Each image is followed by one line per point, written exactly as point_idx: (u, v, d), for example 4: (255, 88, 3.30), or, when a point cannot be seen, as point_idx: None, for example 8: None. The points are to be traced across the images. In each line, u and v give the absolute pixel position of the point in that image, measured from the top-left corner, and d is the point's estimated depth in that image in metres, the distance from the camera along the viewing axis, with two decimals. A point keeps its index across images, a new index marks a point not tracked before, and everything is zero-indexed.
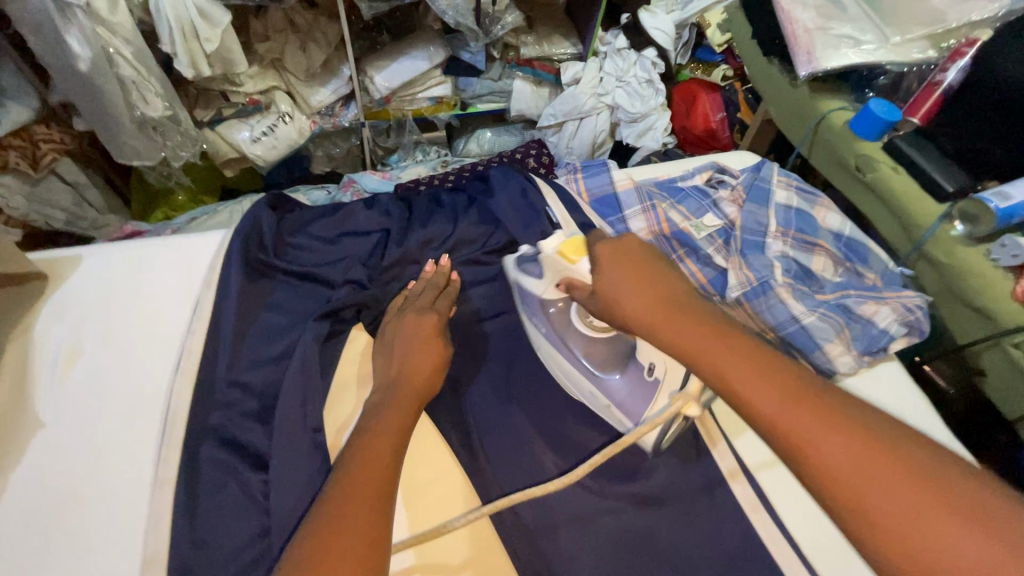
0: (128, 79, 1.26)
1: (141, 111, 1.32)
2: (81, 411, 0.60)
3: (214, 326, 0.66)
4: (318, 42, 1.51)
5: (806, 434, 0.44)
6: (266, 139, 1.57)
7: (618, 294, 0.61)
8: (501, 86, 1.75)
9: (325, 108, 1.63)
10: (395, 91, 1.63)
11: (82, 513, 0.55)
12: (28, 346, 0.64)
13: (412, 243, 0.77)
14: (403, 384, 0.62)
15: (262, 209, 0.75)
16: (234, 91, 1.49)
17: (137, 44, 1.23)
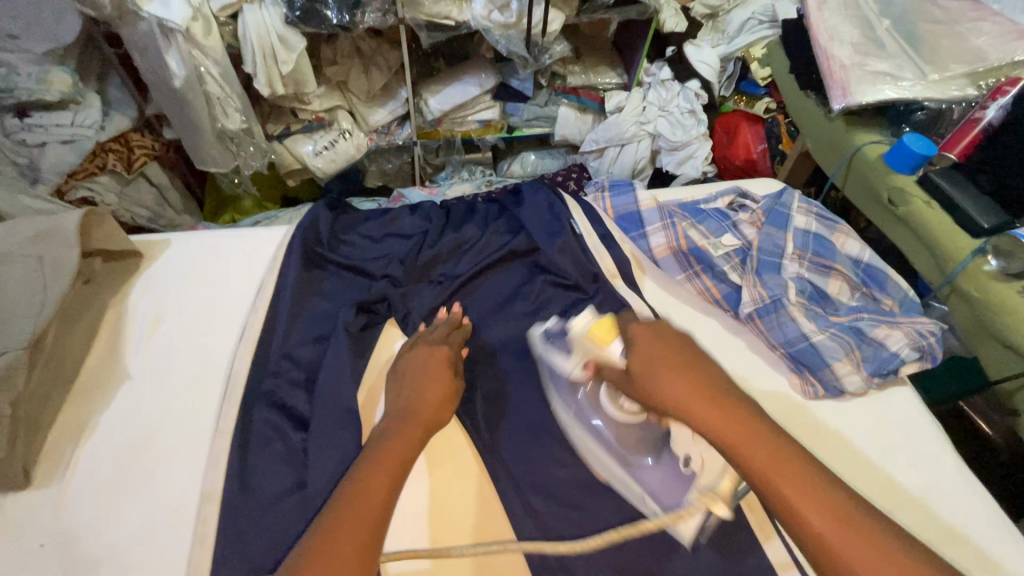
0: (212, 95, 1.45)
1: (221, 124, 1.50)
2: (159, 369, 0.69)
3: (272, 306, 0.74)
4: (379, 68, 1.66)
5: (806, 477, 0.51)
6: (327, 153, 1.72)
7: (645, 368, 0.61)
8: (547, 112, 1.85)
9: (383, 127, 1.78)
10: (446, 114, 1.76)
11: (153, 456, 0.63)
12: (123, 311, 0.74)
13: (444, 244, 0.82)
14: (417, 409, 0.63)
15: (321, 207, 0.83)
16: (302, 108, 1.65)
17: (224, 65, 1.41)
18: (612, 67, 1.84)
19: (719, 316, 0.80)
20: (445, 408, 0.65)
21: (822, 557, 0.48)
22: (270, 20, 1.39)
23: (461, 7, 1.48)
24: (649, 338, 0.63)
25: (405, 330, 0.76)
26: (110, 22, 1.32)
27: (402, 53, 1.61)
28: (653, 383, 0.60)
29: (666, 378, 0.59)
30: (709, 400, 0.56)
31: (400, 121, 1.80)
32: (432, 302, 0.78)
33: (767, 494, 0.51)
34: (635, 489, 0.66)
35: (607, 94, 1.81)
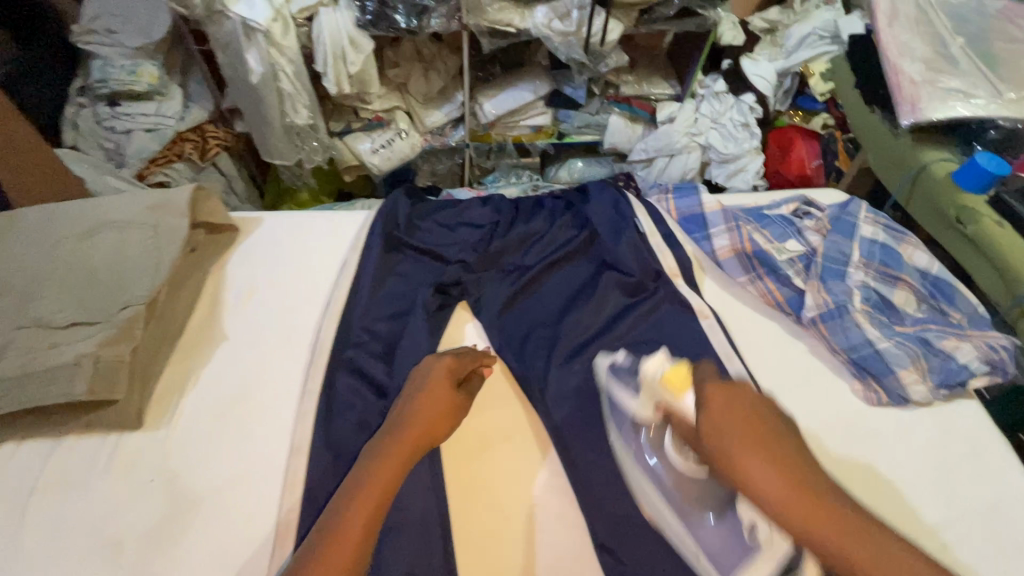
0: (285, 92, 1.54)
1: (290, 119, 1.59)
2: (253, 333, 0.75)
3: (354, 283, 0.79)
4: (438, 71, 1.73)
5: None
6: (383, 151, 1.79)
7: (722, 442, 0.54)
8: (598, 120, 1.86)
9: (436, 128, 1.84)
10: (500, 118, 1.82)
11: (247, 410, 0.69)
12: (221, 278, 0.81)
13: (513, 235, 0.86)
14: (405, 431, 0.60)
15: (400, 196, 0.88)
16: (364, 107, 1.74)
17: (298, 64, 1.51)
18: (666, 78, 1.87)
19: (781, 319, 0.81)
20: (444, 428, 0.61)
21: None
22: (343, 23, 1.47)
23: (523, 15, 1.53)
24: (726, 402, 0.56)
25: (476, 313, 0.80)
26: (200, 22, 1.44)
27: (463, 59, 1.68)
28: (728, 459, 0.53)
29: (746, 456, 0.52)
30: (788, 480, 0.51)
31: (455, 123, 1.86)
32: (502, 289, 0.81)
33: None
34: (690, 547, 0.62)
35: (659, 104, 1.84)
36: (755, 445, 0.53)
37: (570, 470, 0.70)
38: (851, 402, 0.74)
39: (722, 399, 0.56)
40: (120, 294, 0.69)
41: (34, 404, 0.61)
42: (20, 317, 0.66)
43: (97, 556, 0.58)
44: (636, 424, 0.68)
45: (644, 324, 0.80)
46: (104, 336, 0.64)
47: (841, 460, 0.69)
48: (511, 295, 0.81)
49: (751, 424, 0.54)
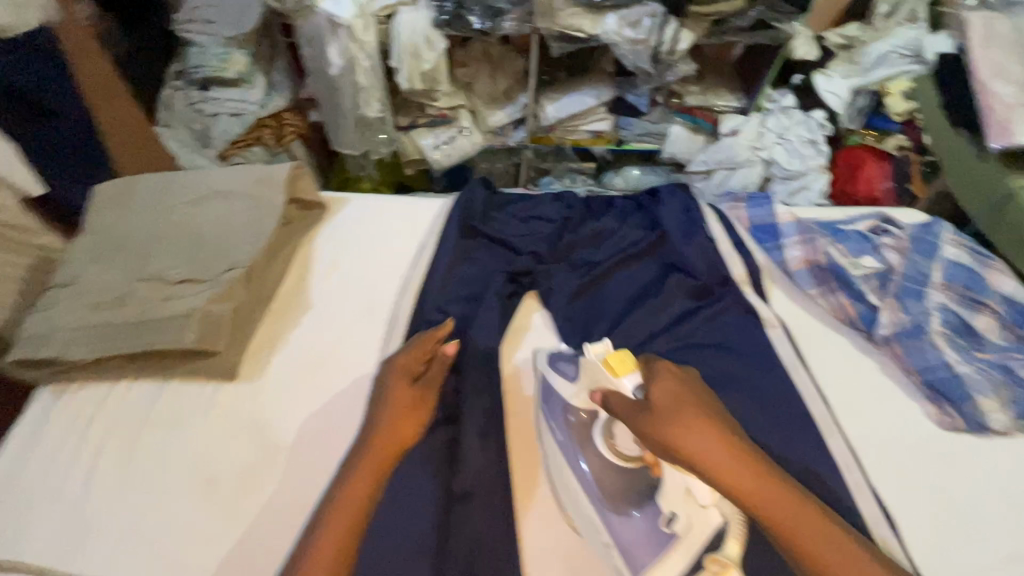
0: (360, 85, 1.61)
1: (362, 111, 1.67)
2: (336, 303, 0.81)
3: (431, 264, 0.83)
4: (505, 73, 1.81)
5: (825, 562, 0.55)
6: (445, 147, 1.83)
7: (671, 423, 0.58)
8: (659, 129, 1.86)
9: (498, 128, 1.87)
10: (561, 122, 1.83)
11: (329, 372, 0.74)
12: (310, 251, 0.87)
13: (585, 231, 0.89)
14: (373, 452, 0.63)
15: (478, 187, 0.92)
16: (431, 104, 1.79)
17: (375, 59, 1.58)
18: (732, 90, 1.84)
19: (853, 335, 0.81)
20: (410, 432, 0.65)
21: None
22: (421, 21, 1.53)
23: (594, 21, 1.55)
24: (670, 386, 0.61)
25: (544, 303, 0.83)
26: (290, 15, 1.53)
27: (531, 61, 1.71)
28: (672, 436, 0.57)
29: (690, 432, 0.58)
30: (728, 450, 0.58)
31: (516, 124, 1.89)
32: (571, 282, 0.83)
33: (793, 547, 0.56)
34: (603, 539, 0.64)
35: (722, 116, 1.83)
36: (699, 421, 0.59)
37: None
38: (925, 423, 0.72)
39: (667, 382, 0.62)
40: (226, 256, 0.75)
41: (149, 347, 0.68)
42: (140, 271, 0.73)
43: (196, 489, 0.65)
44: (566, 410, 0.70)
45: (711, 328, 0.80)
46: (214, 292, 0.71)
47: (910, 480, 0.68)
48: (579, 289, 0.83)
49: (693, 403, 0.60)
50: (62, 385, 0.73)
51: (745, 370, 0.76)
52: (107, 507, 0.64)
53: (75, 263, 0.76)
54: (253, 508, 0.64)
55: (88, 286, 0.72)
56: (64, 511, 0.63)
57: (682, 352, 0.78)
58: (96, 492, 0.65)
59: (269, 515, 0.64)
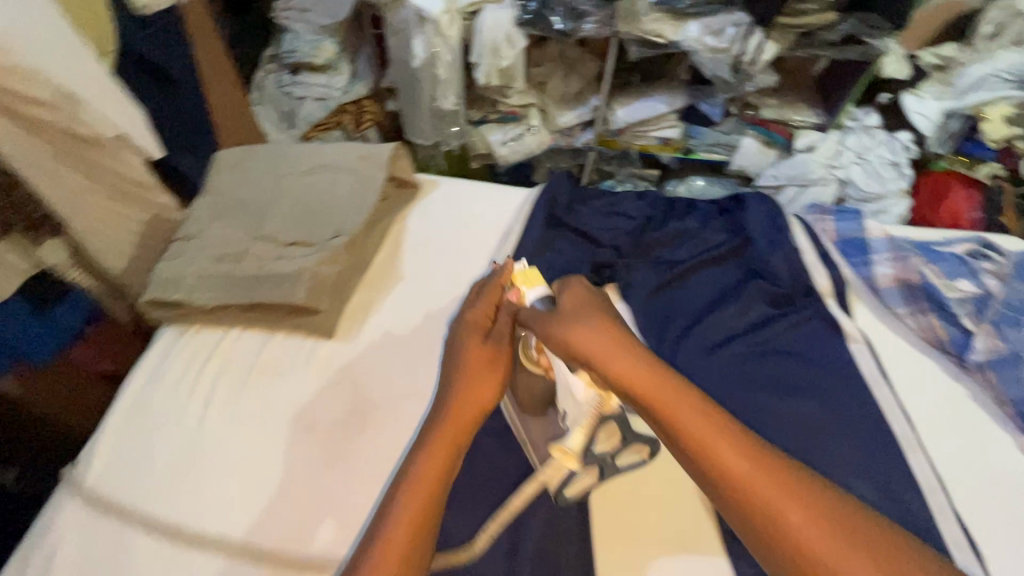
0: (439, 78, 1.66)
1: (438, 103, 1.72)
2: (427, 277, 0.87)
3: (515, 250, 0.87)
4: (579, 74, 1.82)
5: (729, 465, 0.52)
6: (512, 143, 1.87)
7: (570, 328, 0.62)
8: (729, 140, 1.84)
9: (565, 129, 1.89)
10: (629, 127, 1.84)
11: (417, 340, 0.82)
12: (403, 227, 0.93)
13: (667, 231, 0.90)
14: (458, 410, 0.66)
15: (563, 180, 0.95)
16: (503, 101, 1.83)
17: (456, 53, 1.62)
18: (811, 106, 1.81)
19: (943, 359, 0.80)
20: (493, 397, 0.69)
21: (784, 542, 0.48)
22: (504, 19, 1.57)
23: (676, 27, 1.55)
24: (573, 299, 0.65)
25: (622, 296, 0.84)
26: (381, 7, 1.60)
27: (607, 65, 1.71)
28: (570, 338, 0.61)
29: (584, 332, 0.61)
30: (625, 352, 0.59)
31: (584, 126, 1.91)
32: (652, 279, 0.85)
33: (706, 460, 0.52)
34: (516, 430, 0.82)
35: (797, 131, 1.78)
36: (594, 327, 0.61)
37: None
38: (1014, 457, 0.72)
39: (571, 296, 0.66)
40: (332, 225, 0.83)
41: (263, 301, 0.77)
42: (257, 231, 0.82)
43: (296, 433, 0.75)
44: None
45: (790, 337, 0.81)
46: (323, 256, 0.79)
47: (997, 512, 0.68)
48: (659, 286, 0.85)
49: (594, 313, 0.63)
50: (183, 326, 0.84)
51: (824, 382, 0.77)
52: (220, 434, 0.75)
53: (200, 218, 0.85)
54: (346, 453, 0.74)
55: (212, 240, 0.81)
56: (184, 434, 0.75)
57: (760, 358, 0.79)
58: (212, 424, 0.76)
59: (359, 461, 0.73)
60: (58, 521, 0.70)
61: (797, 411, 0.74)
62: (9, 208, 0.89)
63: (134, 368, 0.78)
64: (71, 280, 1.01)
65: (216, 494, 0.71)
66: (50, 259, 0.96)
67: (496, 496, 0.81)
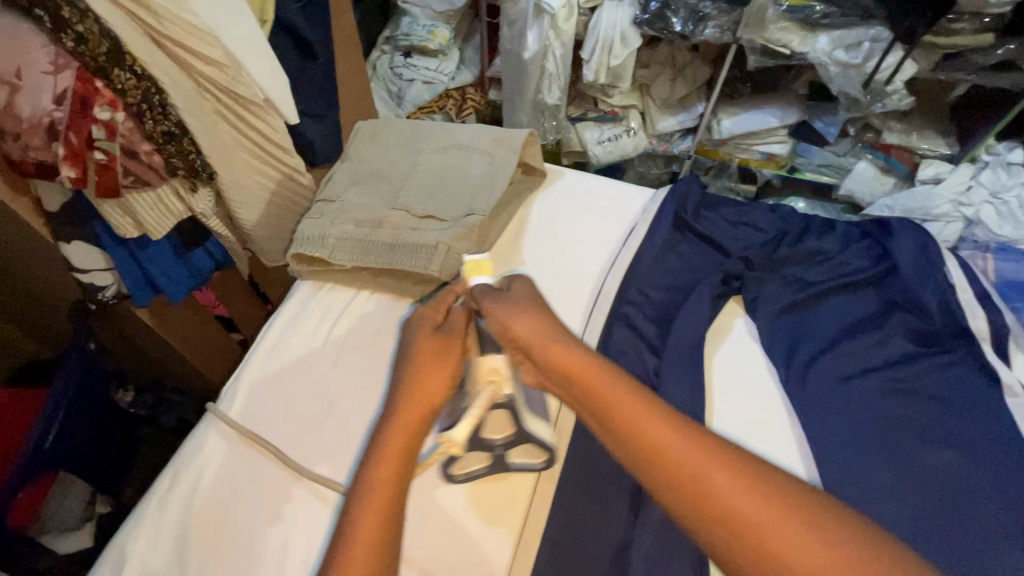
0: (547, 71, 1.65)
1: (542, 96, 1.71)
2: (549, 263, 0.88)
3: (641, 249, 0.89)
4: (686, 79, 1.71)
5: (650, 433, 0.57)
6: (607, 144, 1.85)
7: (507, 312, 0.70)
8: (842, 163, 1.75)
9: (664, 135, 1.84)
10: (733, 137, 1.77)
11: None
12: (527, 212, 0.94)
13: (804, 248, 0.90)
14: (411, 401, 0.70)
15: (693, 185, 0.97)
16: (605, 100, 1.78)
17: (567, 48, 1.61)
18: (943, 134, 1.63)
19: None
20: (440, 391, 0.71)
21: (710, 508, 0.52)
22: (622, 18, 1.55)
23: (805, 38, 1.44)
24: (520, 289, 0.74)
25: (750, 310, 0.86)
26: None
27: (720, 71, 1.63)
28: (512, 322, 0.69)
29: (524, 315, 0.69)
30: (555, 335, 0.67)
31: (684, 133, 1.85)
32: (785, 296, 0.85)
33: (633, 435, 0.58)
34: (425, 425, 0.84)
35: (922, 160, 1.63)
36: (531, 313, 0.70)
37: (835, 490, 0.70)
38: None
39: (516, 285, 0.74)
40: (464, 203, 0.86)
41: (399, 267, 0.81)
42: (392, 202, 0.86)
43: None
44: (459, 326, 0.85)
45: (930, 372, 0.79)
46: (456, 233, 0.82)
47: None
48: (788, 303, 0.85)
49: (533, 302, 0.71)
50: (318, 283, 0.94)
51: (957, 426, 0.75)
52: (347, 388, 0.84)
53: (339, 182, 0.90)
54: None
55: (350, 206, 0.86)
56: (315, 384, 0.84)
57: (891, 391, 0.78)
58: (342, 374, 0.85)
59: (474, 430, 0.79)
60: (203, 445, 0.80)
61: (928, 453, 0.73)
62: (177, 155, 0.93)
63: (276, 315, 0.89)
64: (211, 229, 1.08)
65: (346, 437, 0.80)
66: (199, 208, 1.01)
67: (602, 488, 0.81)
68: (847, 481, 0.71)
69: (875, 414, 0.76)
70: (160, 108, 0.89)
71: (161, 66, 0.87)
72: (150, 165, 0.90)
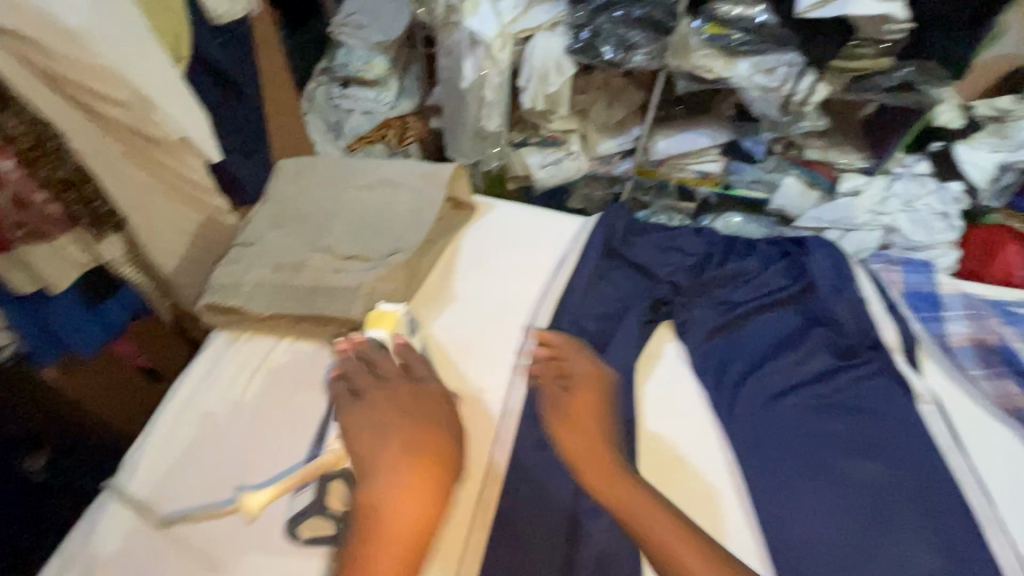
0: (485, 100, 1.66)
1: (483, 124, 1.71)
2: (479, 298, 0.89)
3: (570, 279, 0.91)
4: (622, 104, 1.79)
5: (657, 537, 0.61)
6: (551, 168, 1.84)
7: (552, 407, 0.74)
8: (771, 178, 1.81)
9: (605, 157, 1.87)
10: (670, 158, 1.82)
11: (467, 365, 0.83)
12: (458, 246, 0.95)
13: (728, 269, 0.94)
14: (422, 456, 0.65)
15: (621, 212, 0.99)
16: (545, 125, 1.80)
17: (504, 78, 1.63)
18: (859, 149, 1.74)
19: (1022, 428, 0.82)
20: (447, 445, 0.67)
21: None
22: (556, 47, 1.58)
23: (727, 63, 1.52)
24: (559, 382, 0.76)
25: (679, 334, 0.89)
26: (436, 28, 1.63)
27: (653, 96, 1.70)
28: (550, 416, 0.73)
29: (560, 411, 0.73)
30: (584, 433, 0.71)
31: (624, 155, 1.88)
32: (711, 319, 0.89)
33: (646, 542, 0.62)
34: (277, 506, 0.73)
35: (843, 174, 1.73)
36: (565, 408, 0.73)
37: (767, 511, 0.73)
38: None
39: (552, 377, 0.77)
40: (388, 241, 0.84)
41: (321, 313, 0.80)
42: (313, 244, 0.84)
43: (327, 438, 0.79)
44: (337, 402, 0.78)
45: (845, 386, 0.83)
46: (381, 272, 0.81)
47: None
48: (715, 327, 0.89)
49: (570, 396, 0.74)
50: (236, 332, 0.91)
51: (875, 435, 0.79)
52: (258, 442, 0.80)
53: (258, 225, 0.87)
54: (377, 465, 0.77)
55: (268, 250, 0.83)
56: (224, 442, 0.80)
57: (810, 406, 0.82)
58: (260, 429, 0.81)
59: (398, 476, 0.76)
60: (95, 527, 0.73)
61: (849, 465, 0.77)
62: (78, 202, 0.89)
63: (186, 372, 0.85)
64: (122, 278, 1.01)
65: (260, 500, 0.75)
66: (107, 254, 0.95)
67: None
68: (775, 499, 0.74)
69: (801, 429, 0.80)
70: (55, 154, 0.84)
71: (60, 112, 0.81)
72: (45, 214, 0.85)
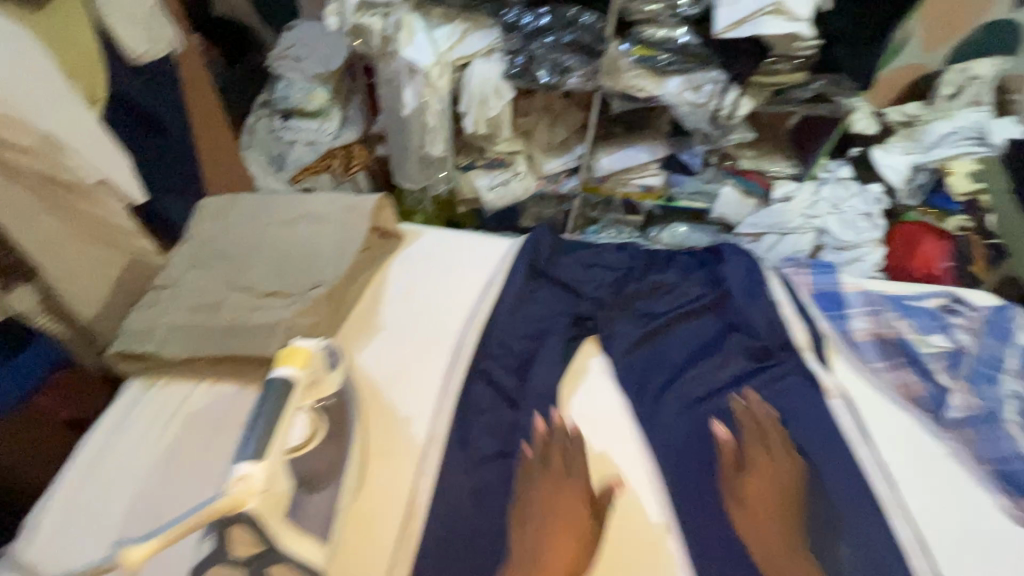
0: (427, 126, 1.68)
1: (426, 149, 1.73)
2: (406, 326, 0.93)
3: (497, 301, 0.95)
4: (564, 125, 1.86)
5: None
6: (499, 189, 1.85)
7: (756, 492, 0.79)
8: (708, 189, 1.88)
9: (551, 175, 1.90)
10: (613, 174, 1.87)
11: (396, 392, 0.86)
12: (386, 275, 0.99)
13: (649, 283, 1.01)
14: (559, 531, 0.74)
15: (545, 233, 1.04)
16: (489, 147, 1.83)
17: (444, 104, 1.66)
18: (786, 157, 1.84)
19: (920, 414, 0.89)
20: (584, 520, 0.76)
21: None
22: (492, 73, 1.62)
23: (656, 82, 1.57)
24: (757, 472, 0.81)
25: (602, 347, 0.94)
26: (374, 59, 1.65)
27: (592, 114, 1.76)
28: (764, 506, 0.78)
29: (763, 494, 0.79)
30: (762, 512, 0.77)
31: (570, 173, 1.92)
32: (632, 332, 0.95)
33: None
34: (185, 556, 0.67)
35: (775, 181, 1.81)
36: (756, 489, 0.79)
37: (684, 512, 0.78)
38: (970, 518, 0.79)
39: (745, 461, 0.82)
40: (312, 275, 0.86)
41: (242, 352, 0.80)
42: (234, 283, 0.85)
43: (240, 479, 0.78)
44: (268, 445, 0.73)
45: (753, 385, 0.90)
46: (300, 306, 0.82)
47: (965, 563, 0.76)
48: (633, 336, 0.95)
49: (752, 476, 0.80)
50: (151, 378, 0.88)
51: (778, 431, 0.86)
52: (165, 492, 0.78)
53: (178, 266, 0.87)
54: None
55: (187, 292, 0.84)
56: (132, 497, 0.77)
57: (721, 407, 0.88)
58: (171, 477, 0.79)
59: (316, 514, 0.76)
60: None
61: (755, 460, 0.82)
62: None
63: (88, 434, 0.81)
64: (36, 327, 0.96)
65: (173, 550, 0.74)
66: (17, 306, 0.91)
67: None
68: (687, 499, 0.80)
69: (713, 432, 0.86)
70: None
71: None
72: None
